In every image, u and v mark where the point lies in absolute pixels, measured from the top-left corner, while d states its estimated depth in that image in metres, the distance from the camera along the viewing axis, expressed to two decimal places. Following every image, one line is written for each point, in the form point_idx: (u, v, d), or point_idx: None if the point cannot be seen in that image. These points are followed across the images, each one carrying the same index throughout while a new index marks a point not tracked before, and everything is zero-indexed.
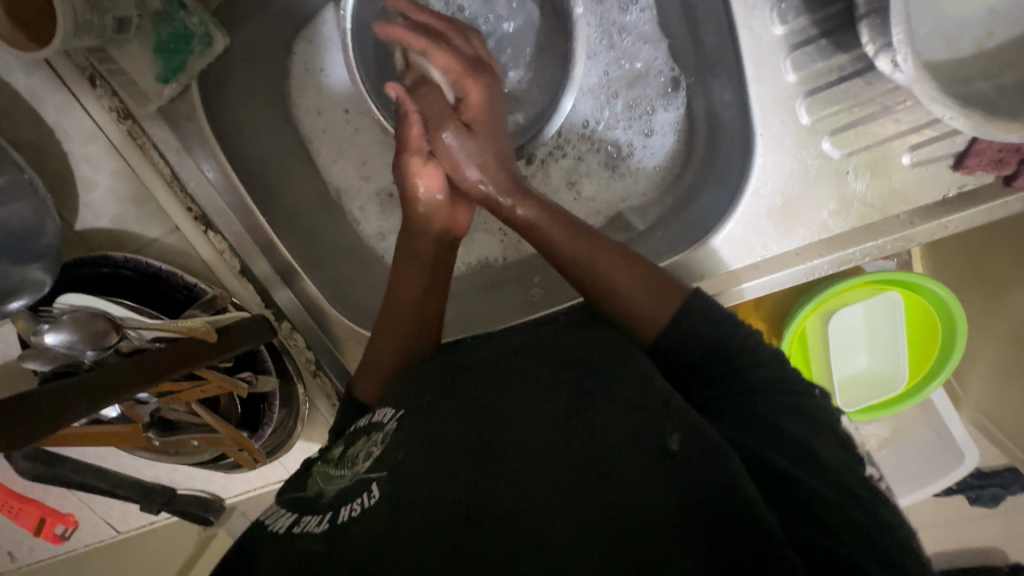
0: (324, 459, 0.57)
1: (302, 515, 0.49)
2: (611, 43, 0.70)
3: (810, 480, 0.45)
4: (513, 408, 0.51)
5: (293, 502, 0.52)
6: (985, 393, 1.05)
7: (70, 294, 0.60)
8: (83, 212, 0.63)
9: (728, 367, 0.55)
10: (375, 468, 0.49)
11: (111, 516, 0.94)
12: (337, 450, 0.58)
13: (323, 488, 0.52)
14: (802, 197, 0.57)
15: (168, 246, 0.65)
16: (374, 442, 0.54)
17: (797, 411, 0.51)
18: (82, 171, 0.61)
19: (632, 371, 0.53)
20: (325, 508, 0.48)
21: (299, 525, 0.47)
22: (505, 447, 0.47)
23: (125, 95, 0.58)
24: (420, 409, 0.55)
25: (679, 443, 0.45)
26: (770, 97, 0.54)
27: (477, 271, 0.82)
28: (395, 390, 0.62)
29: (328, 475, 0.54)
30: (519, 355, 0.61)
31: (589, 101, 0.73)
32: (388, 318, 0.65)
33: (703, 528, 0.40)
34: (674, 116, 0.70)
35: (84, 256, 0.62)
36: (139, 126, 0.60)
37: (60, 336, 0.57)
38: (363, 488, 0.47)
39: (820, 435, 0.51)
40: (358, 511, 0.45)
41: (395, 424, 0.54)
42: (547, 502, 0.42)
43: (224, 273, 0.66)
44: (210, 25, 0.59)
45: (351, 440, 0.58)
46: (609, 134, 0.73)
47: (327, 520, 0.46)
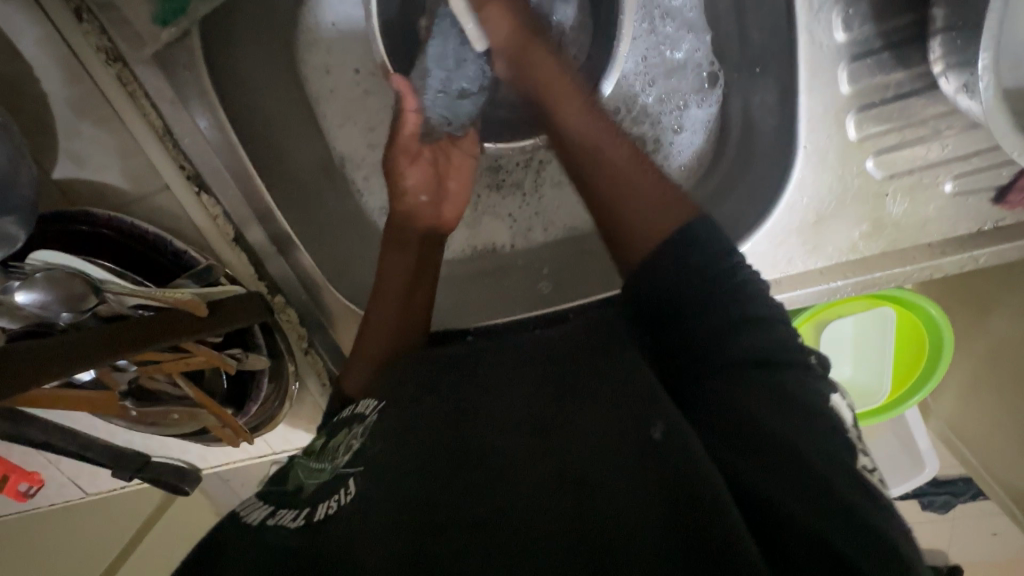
0: (306, 452, 0.54)
1: (280, 508, 0.46)
2: (652, 25, 0.66)
3: (788, 489, 0.37)
4: (493, 407, 0.49)
5: (271, 493, 0.49)
6: (953, 408, 1.07)
7: (44, 251, 0.55)
8: (63, 160, 0.56)
9: (710, 335, 0.47)
10: (352, 463, 0.47)
11: (79, 476, 0.90)
12: (319, 442, 0.54)
13: (301, 481, 0.49)
14: (836, 215, 0.55)
15: (156, 206, 0.60)
16: (354, 437, 0.51)
17: (786, 399, 0.43)
18: (62, 115, 0.55)
19: (601, 372, 0.49)
20: (302, 503, 0.46)
21: (274, 516, 0.45)
22: (462, 455, 0.44)
23: (118, 37, 0.53)
24: (401, 400, 0.52)
25: (662, 432, 0.41)
26: (820, 108, 0.51)
27: (484, 256, 0.78)
28: (384, 379, 0.58)
29: (307, 468, 0.51)
30: (490, 355, 0.57)
31: (621, 91, 0.68)
32: (377, 310, 0.63)
33: (654, 538, 0.35)
34: (706, 113, 0.67)
35: (63, 210, 0.57)
36: (130, 71, 0.54)
37: (32, 295, 0.52)
38: (338, 485, 0.46)
39: (816, 425, 0.42)
40: (333, 508, 0.43)
41: (375, 418, 0.52)
42: (511, 509, 0.39)
43: (216, 241, 0.62)
44: None
45: (333, 431, 0.55)
46: (635, 128, 0.69)
47: (302, 516, 0.44)
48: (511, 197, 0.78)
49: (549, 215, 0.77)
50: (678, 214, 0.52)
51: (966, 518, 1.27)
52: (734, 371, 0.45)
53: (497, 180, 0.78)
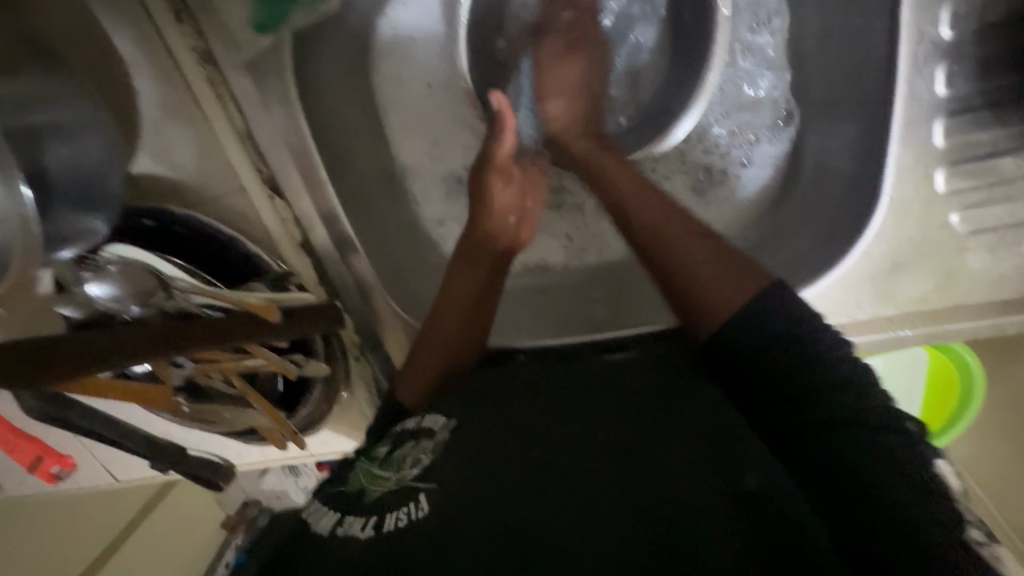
0: (369, 456, 0.54)
1: (347, 515, 0.47)
2: (733, 57, 0.66)
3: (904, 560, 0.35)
4: (568, 428, 0.49)
5: (331, 496, 0.51)
6: None
7: (120, 245, 0.56)
8: (144, 156, 0.57)
9: (804, 385, 0.42)
10: (423, 478, 0.47)
11: (111, 463, 0.90)
12: (383, 449, 0.54)
13: (367, 486, 0.49)
14: (913, 266, 0.55)
15: (229, 207, 0.60)
16: (424, 450, 0.51)
17: (886, 469, 0.38)
18: (150, 112, 0.55)
19: (682, 423, 0.49)
20: (370, 509, 0.47)
21: (343, 524, 0.47)
22: (557, 471, 0.45)
23: (213, 39, 0.53)
24: (474, 422, 0.53)
25: (755, 479, 0.43)
26: (911, 160, 0.51)
27: (537, 272, 0.78)
28: (454, 397, 0.58)
29: (370, 473, 0.51)
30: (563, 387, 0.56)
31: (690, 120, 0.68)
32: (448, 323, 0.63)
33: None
34: (777, 150, 0.67)
35: (142, 206, 0.57)
36: (221, 74, 0.54)
37: (104, 287, 0.53)
38: (408, 497, 0.46)
39: (928, 490, 0.38)
40: (403, 521, 0.44)
41: (447, 437, 0.51)
42: (598, 540, 0.40)
43: (285, 246, 0.62)
44: None
45: (399, 440, 0.54)
46: (702, 157, 0.69)
47: (370, 526, 0.45)
48: (571, 217, 0.78)
49: (606, 238, 0.77)
50: (740, 285, 0.47)
51: None
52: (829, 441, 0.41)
53: (558, 200, 0.78)
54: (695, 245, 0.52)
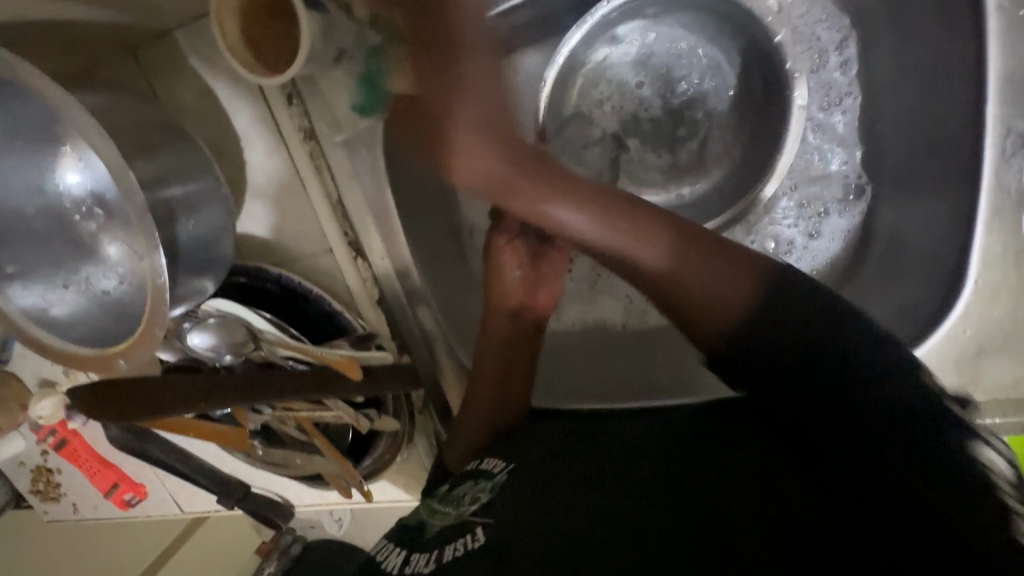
0: (433, 498, 0.57)
1: (411, 552, 0.48)
2: (802, 133, 0.66)
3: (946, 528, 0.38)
4: (625, 501, 0.45)
5: (399, 533, 0.53)
6: None
7: (219, 299, 0.62)
8: (246, 219, 0.62)
9: (833, 386, 0.45)
10: (479, 513, 0.49)
11: (177, 495, 0.95)
12: (445, 488, 0.58)
13: (427, 521, 0.52)
14: (1003, 350, 0.53)
15: (316, 265, 0.65)
16: (483, 488, 0.53)
17: (896, 453, 0.42)
18: (255, 181, 0.61)
19: (739, 463, 0.46)
20: (430, 545, 0.48)
21: (409, 563, 0.46)
22: None
23: (318, 120, 0.57)
24: (530, 467, 0.52)
25: (837, 523, 0.41)
26: (996, 244, 0.52)
27: (593, 331, 0.79)
28: (501, 446, 0.59)
29: (433, 508, 0.54)
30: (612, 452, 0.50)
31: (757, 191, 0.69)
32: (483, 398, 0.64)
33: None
34: (847, 223, 0.66)
35: (240, 264, 0.63)
36: (321, 148, 0.59)
37: (203, 336, 0.59)
38: (467, 530, 0.47)
39: (957, 474, 0.39)
40: (461, 549, 0.45)
41: (506, 478, 0.52)
42: None
43: (364, 305, 0.66)
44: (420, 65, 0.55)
45: (461, 481, 0.57)
46: (772, 227, 0.68)
47: (433, 560, 0.45)
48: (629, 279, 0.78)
49: None
50: (737, 280, 0.49)
51: None
52: (834, 433, 0.45)
53: None
54: (685, 257, 0.50)
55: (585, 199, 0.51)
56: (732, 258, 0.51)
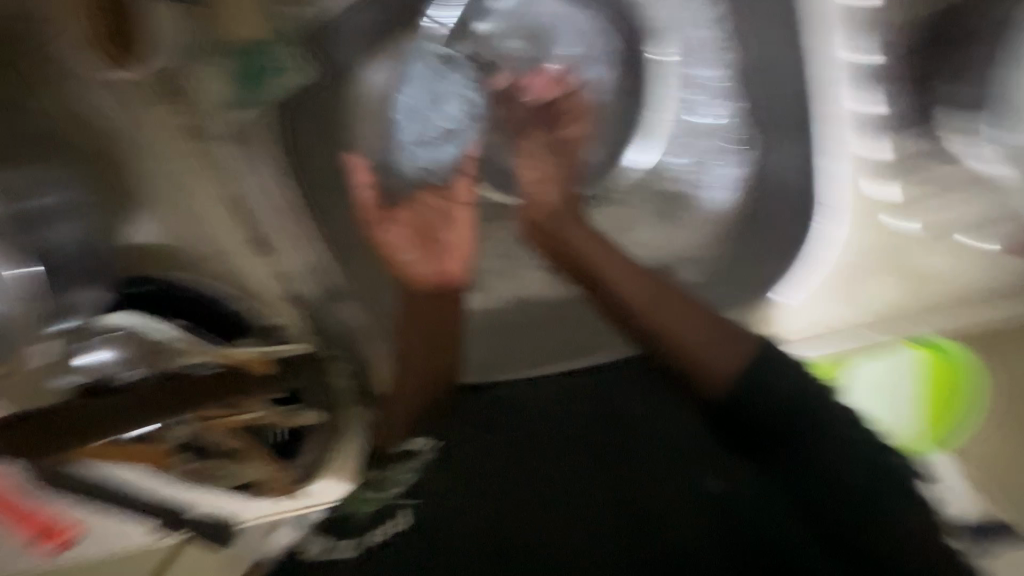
0: (363, 489, 0.62)
1: (338, 537, 0.55)
2: (680, 91, 0.71)
3: (870, 572, 0.46)
4: (561, 480, 0.56)
5: (330, 523, 0.58)
6: None
7: (114, 312, 0.59)
8: (137, 227, 0.60)
9: (793, 398, 0.50)
10: (408, 496, 0.58)
11: None
12: (375, 476, 0.63)
13: (353, 514, 0.58)
14: None
15: (218, 268, 0.63)
16: (409, 471, 0.60)
17: (851, 450, 0.49)
18: (141, 186, 0.59)
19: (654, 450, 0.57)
20: (359, 530, 0.55)
21: (333, 548, 0.54)
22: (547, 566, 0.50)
23: (204, 116, 0.60)
24: (466, 453, 0.60)
25: (717, 488, 0.54)
26: None
27: (521, 312, 0.72)
28: (438, 430, 0.64)
29: (359, 499, 0.60)
30: (523, 415, 0.63)
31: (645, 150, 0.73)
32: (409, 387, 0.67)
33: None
34: (735, 171, 0.69)
35: (133, 274, 0.60)
36: (212, 145, 0.61)
37: (110, 352, 0.58)
38: (390, 516, 0.56)
39: (854, 498, 0.47)
40: (385, 537, 0.54)
41: (435, 458, 0.60)
42: None
43: (275, 302, 0.65)
44: (303, 62, 0.64)
45: (389, 464, 0.64)
46: (669, 182, 0.72)
47: (357, 546, 0.53)
48: None
49: None
50: (730, 351, 0.54)
51: None
52: (788, 464, 0.50)
53: None
54: (647, 297, 0.60)
55: (607, 261, 0.65)
56: (690, 307, 0.58)
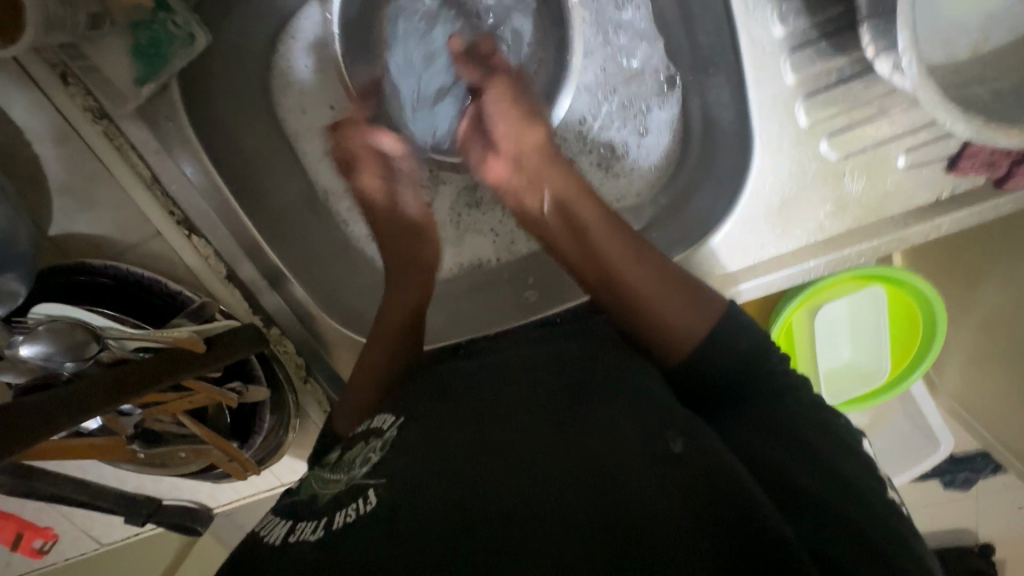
0: (322, 466, 0.51)
1: (298, 521, 0.43)
2: (605, 34, 0.71)
3: (852, 507, 0.40)
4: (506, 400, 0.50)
5: (285, 510, 0.46)
6: (956, 380, 1.04)
7: (44, 304, 0.58)
8: (58, 217, 0.59)
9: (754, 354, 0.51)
10: (372, 474, 0.44)
11: (92, 529, 0.91)
12: (335, 457, 0.51)
13: (319, 491, 0.46)
14: (801, 198, 0.57)
15: (148, 252, 0.62)
16: (373, 448, 0.48)
17: (806, 410, 0.48)
18: (54, 175, 0.57)
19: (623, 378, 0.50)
20: (319, 512, 0.43)
21: (295, 531, 0.41)
22: (511, 487, 0.39)
23: (102, 95, 0.56)
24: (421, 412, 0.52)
25: (681, 446, 0.42)
26: (769, 99, 0.54)
27: (471, 273, 0.79)
28: (393, 401, 0.57)
29: (322, 478, 0.48)
30: (501, 365, 0.57)
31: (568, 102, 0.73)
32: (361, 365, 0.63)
33: (694, 520, 0.37)
34: (669, 114, 0.70)
35: (61, 263, 0.59)
36: (116, 126, 0.57)
37: (35, 347, 0.54)
38: (358, 494, 0.43)
39: (819, 435, 0.46)
40: (353, 517, 0.40)
41: (397, 432, 0.49)
42: (544, 500, 0.38)
43: (211, 281, 0.64)
44: (193, 23, 0.58)
45: (350, 446, 0.52)
46: (602, 134, 0.73)
47: (321, 525, 0.41)
48: (491, 212, 0.79)
49: None
50: (697, 309, 0.53)
51: (989, 495, 1.23)
52: (754, 408, 0.49)
53: (475, 197, 0.80)
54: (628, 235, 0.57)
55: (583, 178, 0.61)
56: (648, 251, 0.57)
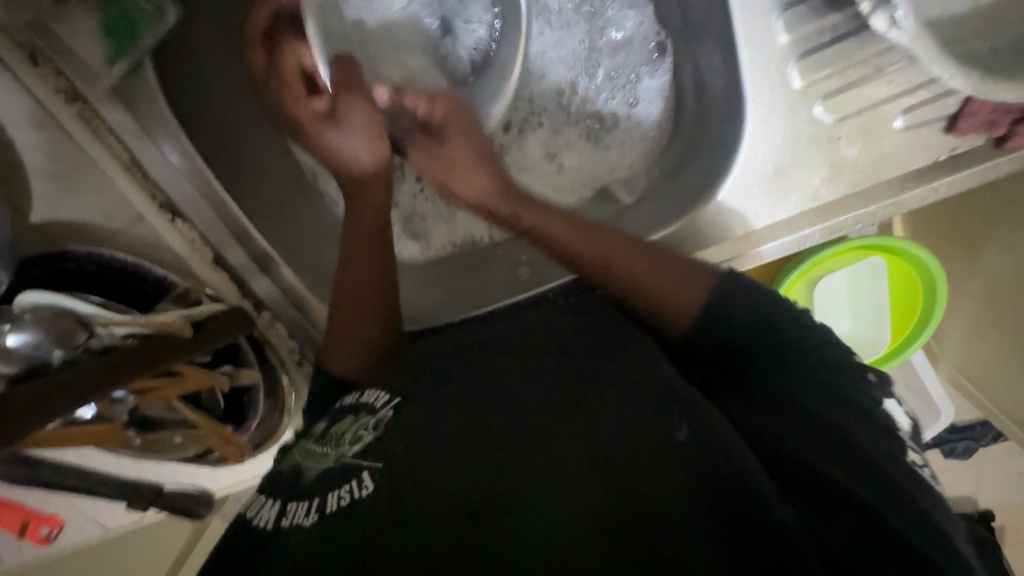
0: (306, 436, 0.49)
1: (288, 500, 0.41)
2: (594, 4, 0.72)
3: (867, 490, 0.38)
4: (513, 381, 0.49)
5: (271, 483, 0.44)
6: (959, 349, 1.03)
7: (27, 293, 0.56)
8: (37, 203, 0.58)
9: (769, 335, 0.50)
10: (366, 455, 0.43)
11: (99, 513, 0.92)
12: (321, 426, 0.49)
13: (305, 465, 0.44)
14: (796, 163, 0.56)
15: (131, 237, 0.61)
16: (365, 428, 0.46)
17: (823, 385, 0.47)
18: (31, 160, 0.56)
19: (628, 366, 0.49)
20: (310, 492, 0.41)
21: (287, 515, 0.40)
22: (515, 474, 0.39)
23: (72, 75, 0.54)
24: (419, 396, 0.49)
25: (685, 434, 0.41)
26: (761, 61, 0.52)
27: (462, 250, 0.78)
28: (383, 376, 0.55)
29: (307, 450, 0.46)
30: (502, 348, 0.55)
31: (552, 74, 0.75)
32: (349, 318, 0.60)
33: (694, 514, 0.35)
34: (660, 83, 0.69)
35: (43, 252, 0.58)
36: (91, 108, 0.56)
37: (23, 336, 0.54)
38: (350, 475, 0.41)
39: (839, 412, 0.45)
40: (346, 501, 0.40)
41: (391, 414, 0.47)
42: (546, 492, 0.37)
43: (197, 264, 0.64)
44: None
45: (337, 416, 0.50)
46: (588, 106, 0.74)
47: (315, 510, 0.40)
48: None
49: None
50: (694, 286, 0.53)
51: (988, 459, 1.24)
52: (763, 394, 0.48)
53: None
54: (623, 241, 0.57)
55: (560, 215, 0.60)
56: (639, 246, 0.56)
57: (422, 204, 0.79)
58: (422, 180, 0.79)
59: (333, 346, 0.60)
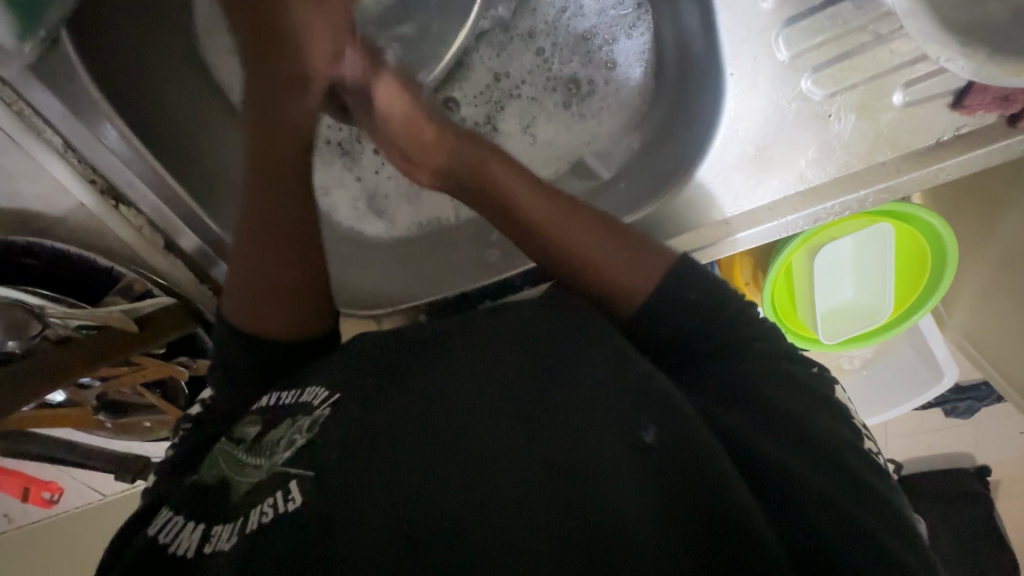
0: (234, 439, 0.45)
1: (207, 522, 0.39)
2: None
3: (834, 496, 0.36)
4: (466, 370, 0.46)
5: (190, 501, 0.41)
6: (971, 316, 0.92)
7: None
8: None
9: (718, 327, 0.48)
10: (294, 464, 0.40)
11: (94, 481, 0.96)
12: (253, 429, 0.45)
13: (233, 480, 0.42)
14: (780, 142, 0.50)
15: (78, 224, 0.59)
16: (297, 431, 0.43)
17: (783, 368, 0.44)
18: None
19: (597, 351, 0.45)
20: (235, 512, 0.39)
21: (209, 540, 0.38)
22: (472, 466, 0.37)
23: None
24: (363, 395, 0.45)
25: (654, 439, 0.38)
26: (741, 29, 0.48)
27: (426, 234, 0.73)
28: (322, 367, 0.50)
29: (236, 461, 0.43)
30: (484, 327, 0.52)
31: (527, 31, 0.68)
32: (275, 257, 0.50)
33: (659, 510, 0.34)
34: (638, 45, 0.63)
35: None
36: (14, 91, 0.50)
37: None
38: (277, 486, 0.39)
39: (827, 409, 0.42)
40: (270, 518, 0.37)
41: (326, 413, 0.44)
42: (512, 493, 0.36)
43: (145, 250, 0.61)
44: None
45: (271, 420, 0.46)
46: (564, 68, 0.66)
47: (236, 531, 0.38)
48: None
49: None
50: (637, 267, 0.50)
51: None
52: (745, 368, 0.43)
53: None
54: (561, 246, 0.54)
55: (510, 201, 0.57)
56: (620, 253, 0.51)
57: (386, 182, 0.74)
58: (380, 151, 0.73)
59: (250, 299, 0.50)
